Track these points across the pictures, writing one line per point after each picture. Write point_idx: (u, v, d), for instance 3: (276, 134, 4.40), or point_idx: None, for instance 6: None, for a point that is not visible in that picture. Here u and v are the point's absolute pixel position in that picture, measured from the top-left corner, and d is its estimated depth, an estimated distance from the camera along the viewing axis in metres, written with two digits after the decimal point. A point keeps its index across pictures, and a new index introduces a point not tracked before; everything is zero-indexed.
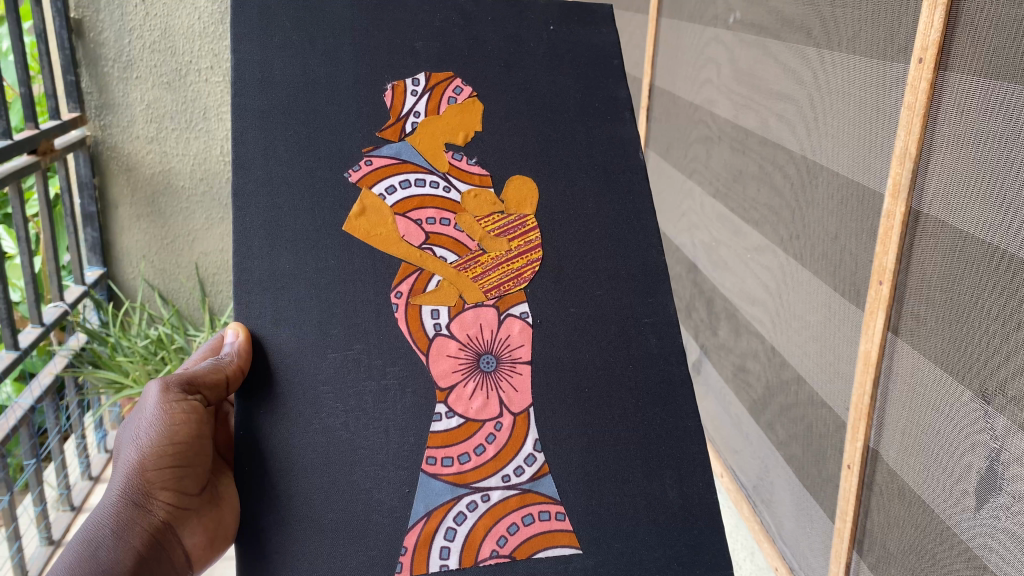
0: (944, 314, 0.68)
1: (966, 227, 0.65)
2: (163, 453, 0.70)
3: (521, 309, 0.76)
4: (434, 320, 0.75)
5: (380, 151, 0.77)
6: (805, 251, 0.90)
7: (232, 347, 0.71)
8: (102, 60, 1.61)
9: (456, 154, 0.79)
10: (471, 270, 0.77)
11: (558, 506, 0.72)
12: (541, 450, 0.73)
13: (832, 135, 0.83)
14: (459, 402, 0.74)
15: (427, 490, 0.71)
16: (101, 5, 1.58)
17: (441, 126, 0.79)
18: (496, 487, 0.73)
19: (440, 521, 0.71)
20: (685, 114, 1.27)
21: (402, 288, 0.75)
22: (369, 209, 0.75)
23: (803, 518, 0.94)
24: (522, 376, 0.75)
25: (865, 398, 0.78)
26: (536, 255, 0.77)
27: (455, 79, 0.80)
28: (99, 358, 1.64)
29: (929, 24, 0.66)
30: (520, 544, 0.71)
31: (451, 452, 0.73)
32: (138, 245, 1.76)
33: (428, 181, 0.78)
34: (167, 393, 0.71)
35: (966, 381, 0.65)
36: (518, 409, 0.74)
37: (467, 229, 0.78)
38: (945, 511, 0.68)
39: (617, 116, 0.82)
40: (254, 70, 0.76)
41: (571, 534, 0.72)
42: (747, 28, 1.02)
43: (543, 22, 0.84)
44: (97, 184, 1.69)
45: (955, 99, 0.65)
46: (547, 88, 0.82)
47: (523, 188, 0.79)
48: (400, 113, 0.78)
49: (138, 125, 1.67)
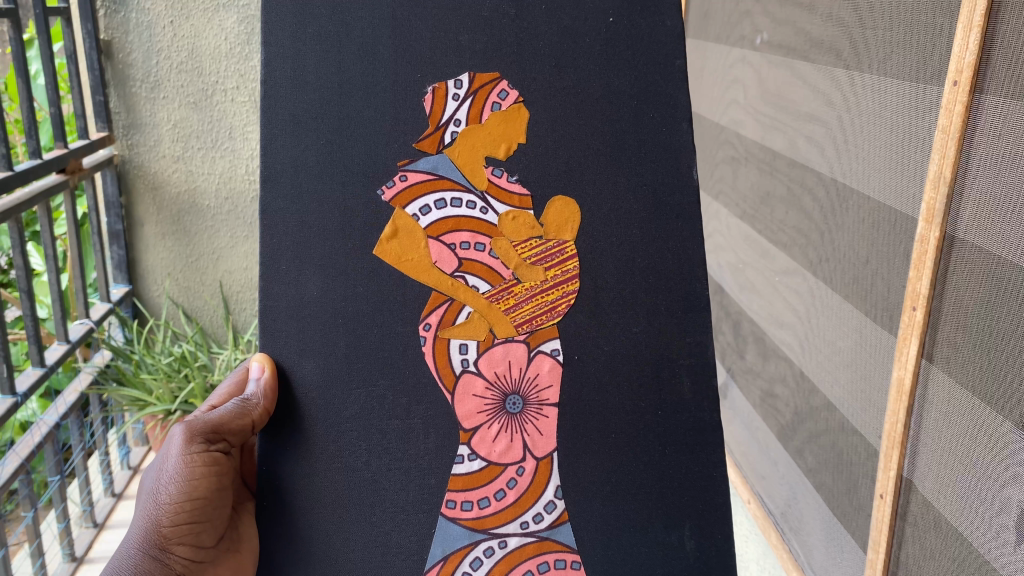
0: (979, 342, 0.67)
1: (1003, 253, 0.64)
2: (182, 508, 0.70)
3: (552, 346, 0.75)
4: (461, 355, 0.75)
5: (416, 165, 0.74)
6: (835, 275, 0.89)
7: (257, 385, 0.71)
8: (130, 80, 1.63)
9: (496, 170, 0.75)
10: (504, 302, 0.75)
11: (574, 555, 0.74)
12: (561, 498, 0.74)
13: (864, 159, 0.82)
14: (483, 444, 0.74)
15: (445, 534, 0.73)
16: (130, 27, 1.60)
17: (482, 137, 0.75)
18: (514, 533, 0.74)
19: (456, 566, 0.73)
20: (711, 135, 1.26)
21: (431, 320, 0.74)
22: (402, 231, 0.74)
23: (832, 548, 0.92)
24: (548, 420, 0.74)
25: (898, 426, 0.76)
26: (572, 286, 0.75)
27: (500, 81, 0.74)
28: (124, 375, 1.65)
29: (963, 47, 0.65)
30: None
31: (471, 495, 0.74)
32: (163, 262, 1.78)
33: (465, 201, 0.75)
34: (191, 444, 0.71)
35: (1006, 411, 0.63)
36: (541, 454, 0.74)
37: (502, 256, 0.75)
38: (984, 544, 0.67)
39: (674, 127, 0.75)
40: (286, 64, 0.73)
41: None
42: (775, 49, 1.01)
43: (602, 12, 0.75)
44: (124, 203, 1.71)
45: (992, 123, 0.64)
46: (599, 93, 0.75)
47: (566, 211, 0.75)
48: (439, 120, 0.74)
49: (165, 144, 1.68)
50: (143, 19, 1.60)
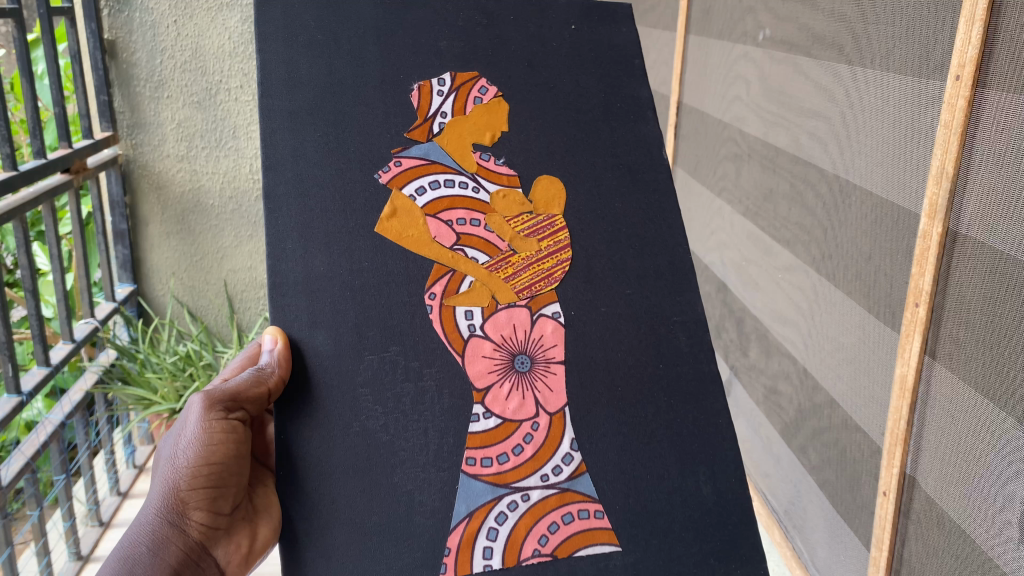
0: (983, 337, 0.66)
1: (1006, 248, 0.63)
2: (201, 474, 0.67)
3: (553, 309, 0.72)
4: (468, 321, 0.70)
5: (409, 151, 0.73)
6: (838, 271, 0.89)
7: (271, 355, 0.65)
8: (135, 80, 1.64)
9: (484, 154, 0.75)
10: (503, 271, 0.73)
11: (597, 503, 0.68)
12: (578, 449, 0.69)
13: (866, 154, 0.82)
14: (496, 403, 0.69)
15: (468, 490, 0.66)
16: (134, 26, 1.60)
17: (468, 127, 0.75)
18: (535, 486, 0.68)
19: (481, 522, 0.66)
20: (713, 132, 1.25)
21: (435, 290, 0.70)
22: (401, 211, 0.71)
23: (835, 544, 0.92)
24: (557, 376, 0.70)
25: (901, 423, 0.76)
26: (566, 255, 0.73)
27: (480, 79, 0.76)
28: (130, 374, 1.66)
29: (966, 40, 0.65)
30: (562, 542, 0.67)
31: (491, 452, 0.68)
32: (168, 262, 1.78)
33: (457, 182, 0.74)
34: (210, 410, 0.68)
35: (1008, 407, 0.63)
36: (554, 409, 0.70)
37: (497, 230, 0.74)
38: (986, 541, 0.67)
39: (640, 116, 0.78)
40: (280, 67, 0.71)
41: (610, 532, 0.67)
42: (777, 45, 1.00)
43: (564, 21, 0.79)
44: (128, 202, 1.71)
45: (994, 117, 0.63)
46: (570, 86, 0.77)
47: (551, 189, 0.74)
48: (427, 113, 0.74)
49: (169, 144, 1.69)
50: (147, 19, 1.60)
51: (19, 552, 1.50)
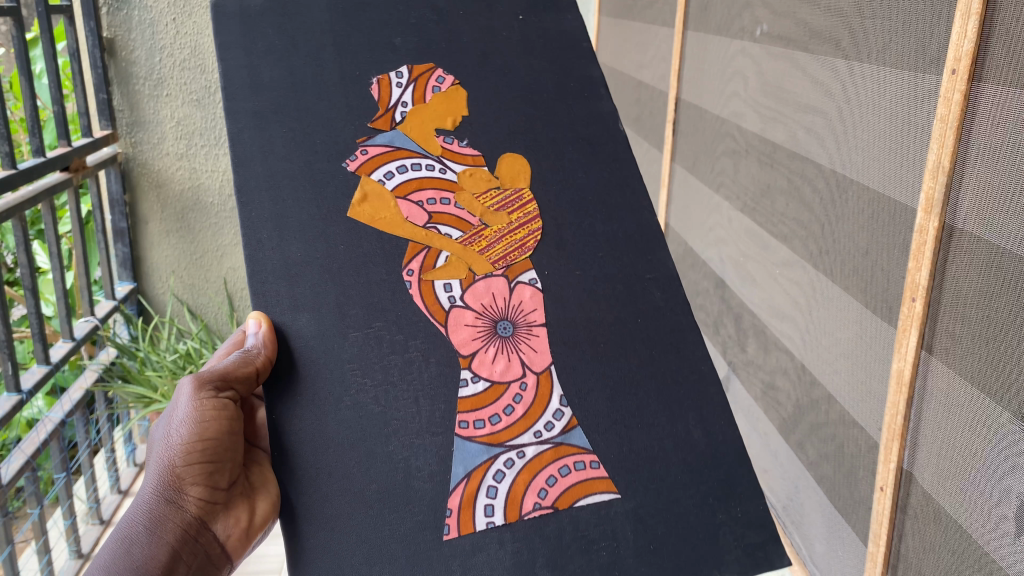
0: (979, 332, 0.66)
1: (1002, 242, 0.63)
2: (194, 450, 0.69)
3: (529, 275, 0.74)
4: (448, 293, 0.72)
5: (374, 140, 0.75)
6: (836, 267, 0.88)
7: (256, 338, 0.66)
8: (133, 78, 1.64)
9: (448, 137, 0.77)
10: (477, 244, 0.75)
11: (591, 455, 0.69)
12: (568, 405, 0.71)
13: (863, 149, 0.82)
14: (484, 367, 0.71)
15: (464, 453, 0.68)
16: (133, 24, 1.60)
17: (429, 114, 0.77)
18: (529, 443, 0.70)
19: (480, 481, 0.67)
20: (711, 128, 1.25)
21: (413, 266, 0.72)
22: (371, 195, 0.73)
23: (833, 541, 0.92)
24: (539, 338, 0.72)
25: (897, 418, 0.76)
26: (536, 225, 0.75)
27: (437, 69, 0.78)
28: (130, 372, 1.68)
29: (962, 33, 0.65)
30: (562, 493, 0.68)
31: (482, 414, 0.69)
32: (168, 261, 1.78)
33: (424, 164, 0.76)
34: (199, 390, 0.71)
35: (1004, 402, 0.63)
36: (539, 368, 0.71)
37: (467, 206, 0.76)
38: (984, 537, 0.66)
39: (596, 92, 0.80)
40: (242, 73, 0.73)
41: (609, 480, 0.69)
42: (774, 41, 1.00)
43: (512, 13, 0.82)
44: (128, 201, 1.71)
45: (990, 110, 0.63)
46: (523, 72, 0.80)
47: (516, 165, 0.76)
48: (387, 104, 0.76)
49: (169, 141, 1.69)
50: (146, 16, 1.61)
51: (19, 550, 1.51)
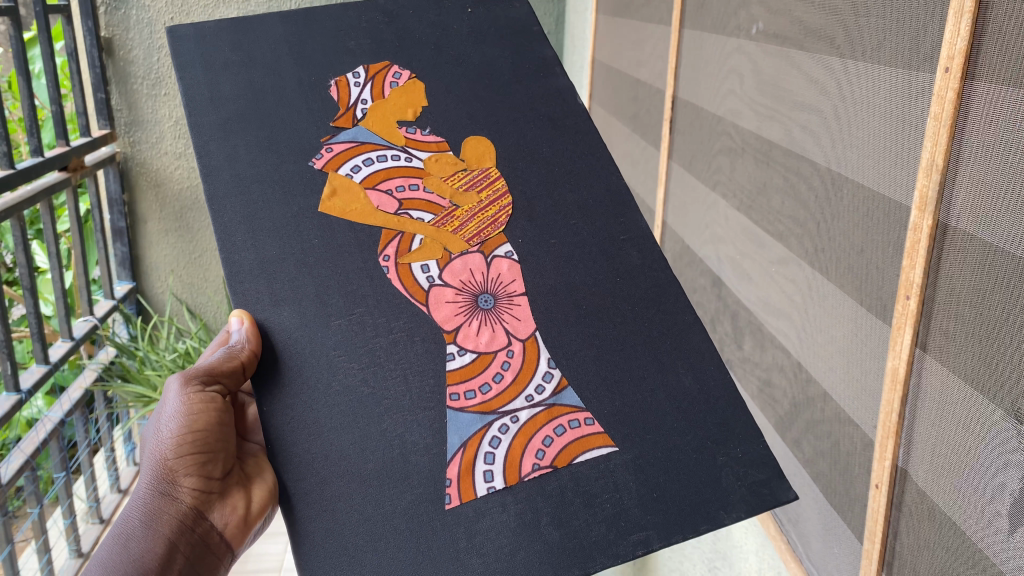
0: (973, 330, 0.66)
1: (995, 239, 0.63)
2: (187, 443, 0.80)
3: (504, 249, 0.86)
4: (426, 274, 0.83)
5: (337, 138, 0.89)
6: (831, 265, 0.89)
7: (241, 334, 0.76)
8: (132, 78, 1.76)
9: (410, 128, 0.92)
10: (450, 224, 0.87)
11: (585, 413, 0.79)
12: (556, 367, 0.80)
13: (858, 147, 0.82)
14: (468, 340, 0.81)
15: (457, 422, 0.77)
16: (130, 23, 1.72)
17: (389, 108, 0.92)
18: (523, 407, 0.79)
19: (477, 448, 0.76)
20: (707, 126, 1.25)
21: (389, 252, 0.83)
22: (339, 189, 0.85)
23: (830, 538, 0.92)
24: (521, 307, 0.83)
25: (893, 416, 0.76)
26: (505, 201, 0.88)
27: (391, 67, 0.94)
28: (129, 371, 1.69)
29: (955, 32, 0.65)
30: (559, 451, 0.77)
31: (471, 385, 0.79)
32: (166, 259, 1.90)
33: (390, 156, 0.90)
34: (188, 386, 0.81)
35: (998, 400, 0.63)
36: (524, 335, 0.82)
37: (436, 190, 0.89)
38: (979, 536, 0.66)
39: (549, 73, 0.98)
40: (202, 90, 0.87)
41: (605, 435, 0.78)
42: (770, 39, 1.00)
43: (461, 6, 1.01)
44: (126, 200, 1.83)
45: (981, 109, 0.63)
46: (479, 58, 0.97)
47: (480, 146, 0.91)
48: (348, 103, 0.91)
49: (167, 141, 1.81)
50: (143, 17, 1.72)
51: (20, 551, 1.52)
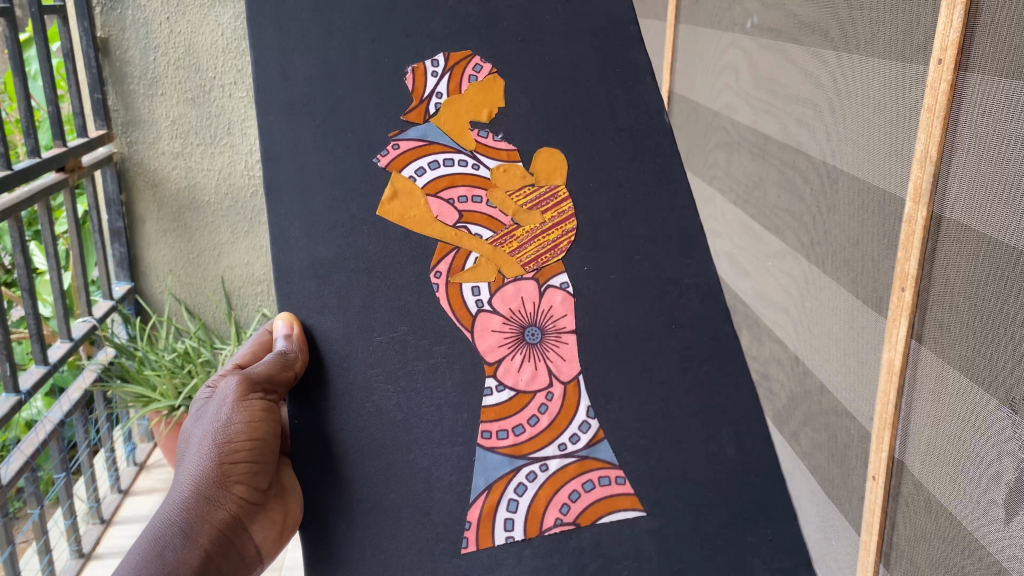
0: (967, 321, 0.66)
1: (990, 231, 0.63)
2: (239, 448, 0.72)
3: (561, 279, 0.76)
4: (475, 297, 0.75)
5: (406, 134, 0.75)
6: (827, 258, 0.89)
7: (288, 340, 0.71)
8: (128, 78, 1.73)
9: (482, 131, 0.77)
10: (508, 245, 0.77)
11: (616, 470, 0.74)
12: (594, 417, 0.75)
13: (854, 140, 0.82)
14: (509, 375, 0.75)
15: (485, 463, 0.73)
16: (127, 23, 1.70)
17: (464, 106, 0.77)
18: (554, 455, 0.74)
19: (502, 493, 0.72)
20: (704, 121, 1.25)
21: (441, 268, 0.75)
22: (401, 193, 0.75)
23: (829, 530, 0.92)
24: (568, 346, 0.75)
25: (889, 407, 0.76)
26: (570, 224, 0.76)
27: (474, 56, 0.77)
28: (127, 371, 1.70)
29: (948, 23, 0.65)
30: (583, 510, 0.73)
31: (506, 424, 0.74)
32: (165, 259, 1.87)
33: (456, 161, 0.77)
34: (245, 391, 0.74)
35: (992, 390, 0.63)
36: (567, 378, 0.75)
37: (499, 205, 0.78)
38: (974, 524, 0.67)
39: (638, 82, 0.78)
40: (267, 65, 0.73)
41: (633, 498, 0.74)
42: (765, 33, 1.00)
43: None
44: (123, 202, 1.81)
45: (976, 100, 0.63)
46: (566, 58, 0.77)
47: (552, 160, 0.77)
48: (421, 96, 0.76)
49: (164, 141, 1.78)
50: (140, 17, 1.70)
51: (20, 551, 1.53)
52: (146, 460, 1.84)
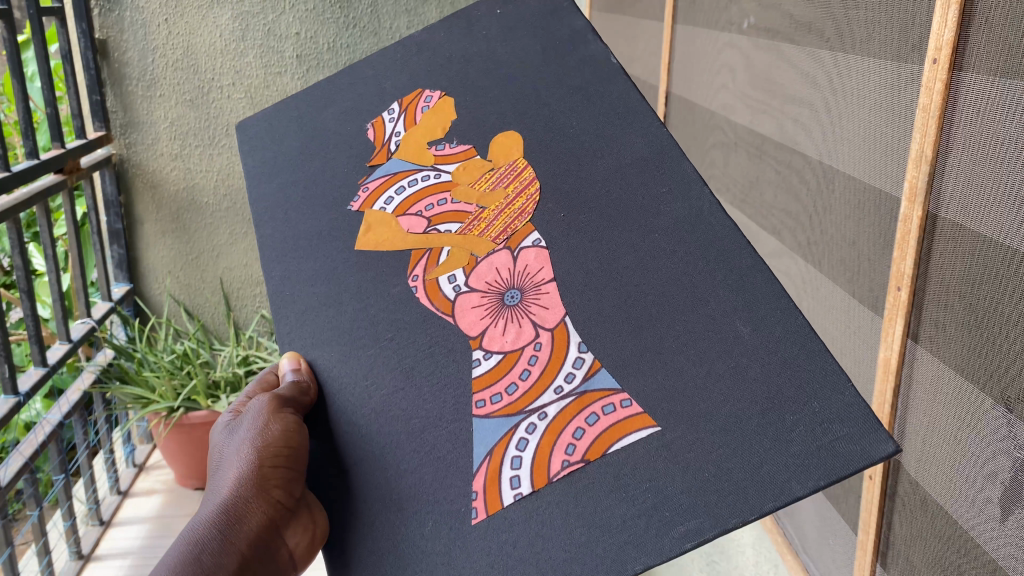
0: (963, 320, 0.66)
1: (985, 230, 0.63)
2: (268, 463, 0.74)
3: (533, 239, 0.73)
4: (452, 284, 0.74)
5: (372, 176, 0.84)
6: (824, 258, 0.89)
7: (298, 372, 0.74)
8: (127, 79, 1.78)
9: (439, 146, 0.83)
10: (477, 228, 0.76)
11: (620, 395, 0.64)
12: (586, 351, 0.66)
13: (848, 140, 0.82)
14: (494, 341, 0.70)
15: (483, 431, 0.66)
16: (125, 25, 1.74)
17: (420, 132, 0.85)
18: (551, 402, 0.65)
19: (503, 453, 0.64)
20: (701, 121, 1.25)
21: (417, 271, 0.75)
22: (375, 224, 0.80)
23: (825, 528, 0.93)
24: (549, 294, 0.70)
25: (886, 407, 0.77)
26: (534, 188, 0.76)
27: (424, 93, 0.88)
28: (126, 373, 1.70)
29: (942, 23, 0.65)
30: (591, 445, 0.62)
31: (496, 387, 0.67)
32: (164, 260, 1.92)
33: (421, 178, 0.83)
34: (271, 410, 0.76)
35: (988, 389, 0.63)
36: (552, 325, 0.68)
37: (464, 198, 0.79)
38: (970, 522, 0.67)
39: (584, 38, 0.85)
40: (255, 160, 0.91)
41: (644, 417, 0.62)
42: (762, 33, 1.00)
43: (491, 7, 0.91)
44: (123, 202, 1.85)
45: (971, 99, 0.63)
46: (508, 55, 0.88)
47: (509, 141, 0.81)
48: (383, 139, 0.86)
49: (163, 142, 1.83)
50: (138, 17, 1.74)
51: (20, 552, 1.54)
52: (146, 461, 1.85)
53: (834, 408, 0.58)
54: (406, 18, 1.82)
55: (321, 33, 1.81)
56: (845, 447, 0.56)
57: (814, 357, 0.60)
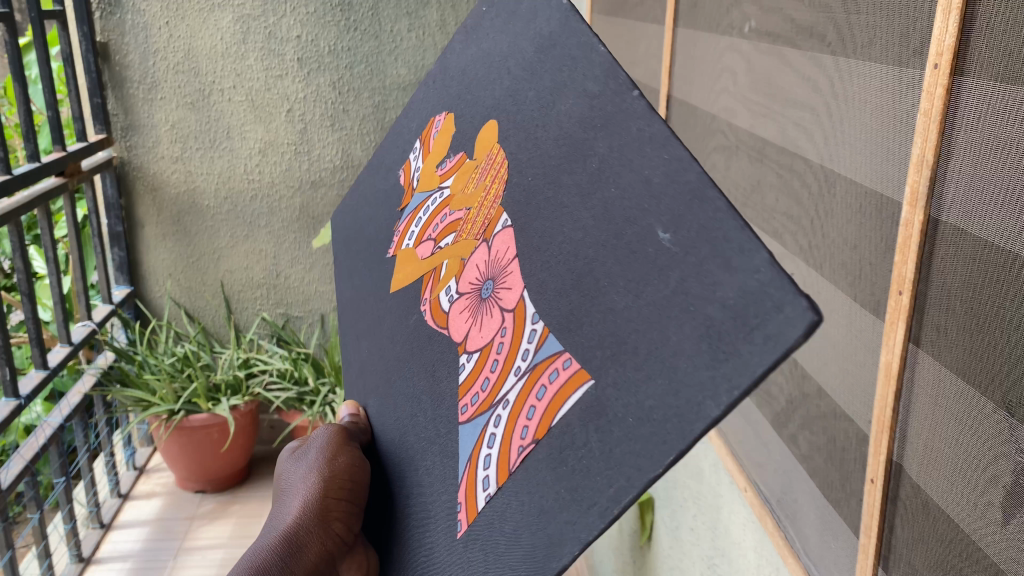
0: (965, 325, 0.66)
1: (987, 234, 0.63)
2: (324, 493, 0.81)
3: (501, 220, 0.67)
4: (448, 296, 0.72)
5: (402, 219, 0.87)
6: (825, 261, 0.89)
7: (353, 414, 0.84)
8: (128, 82, 2.06)
9: (443, 164, 0.82)
10: (467, 232, 0.73)
11: (561, 357, 0.55)
12: (538, 321, 0.58)
13: (850, 145, 0.82)
14: (474, 341, 0.66)
15: (464, 437, 0.63)
16: (127, 28, 2.02)
17: (431, 159, 0.85)
18: (512, 386, 0.60)
19: (477, 453, 0.61)
20: (701, 124, 1.26)
21: (428, 295, 0.75)
22: (401, 263, 0.83)
23: (826, 530, 0.93)
24: (511, 272, 0.63)
25: (886, 410, 0.77)
26: (503, 164, 0.69)
27: (434, 117, 0.87)
28: (127, 375, 1.85)
29: (944, 29, 0.65)
30: (540, 423, 0.56)
31: (474, 388, 0.64)
32: (164, 264, 2.23)
33: (434, 199, 0.82)
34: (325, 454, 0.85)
35: (990, 393, 0.64)
36: (512, 305, 0.62)
37: (459, 208, 0.76)
38: (971, 526, 0.67)
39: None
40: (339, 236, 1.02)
41: (580, 373, 0.53)
42: (762, 36, 1.01)
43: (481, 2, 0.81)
44: (124, 204, 2.14)
45: (973, 103, 0.63)
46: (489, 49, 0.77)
47: (490, 132, 0.73)
48: (410, 180, 0.89)
49: (164, 143, 2.11)
50: (138, 21, 2.02)
51: (20, 555, 1.55)
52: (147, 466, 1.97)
53: (749, 291, 0.41)
54: (406, 21, 2.08)
55: (320, 36, 2.07)
56: (763, 334, 0.40)
57: (730, 237, 0.43)
